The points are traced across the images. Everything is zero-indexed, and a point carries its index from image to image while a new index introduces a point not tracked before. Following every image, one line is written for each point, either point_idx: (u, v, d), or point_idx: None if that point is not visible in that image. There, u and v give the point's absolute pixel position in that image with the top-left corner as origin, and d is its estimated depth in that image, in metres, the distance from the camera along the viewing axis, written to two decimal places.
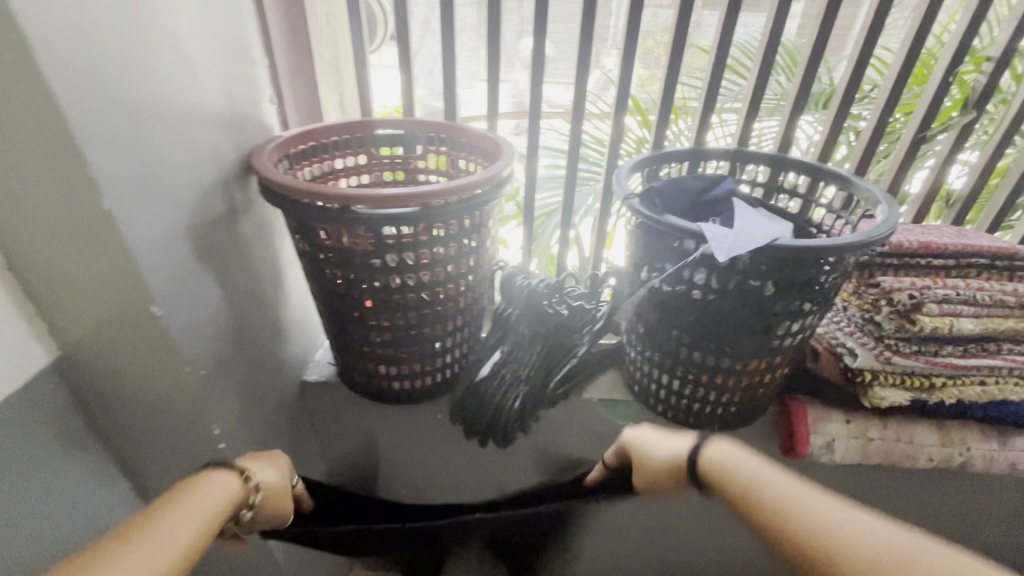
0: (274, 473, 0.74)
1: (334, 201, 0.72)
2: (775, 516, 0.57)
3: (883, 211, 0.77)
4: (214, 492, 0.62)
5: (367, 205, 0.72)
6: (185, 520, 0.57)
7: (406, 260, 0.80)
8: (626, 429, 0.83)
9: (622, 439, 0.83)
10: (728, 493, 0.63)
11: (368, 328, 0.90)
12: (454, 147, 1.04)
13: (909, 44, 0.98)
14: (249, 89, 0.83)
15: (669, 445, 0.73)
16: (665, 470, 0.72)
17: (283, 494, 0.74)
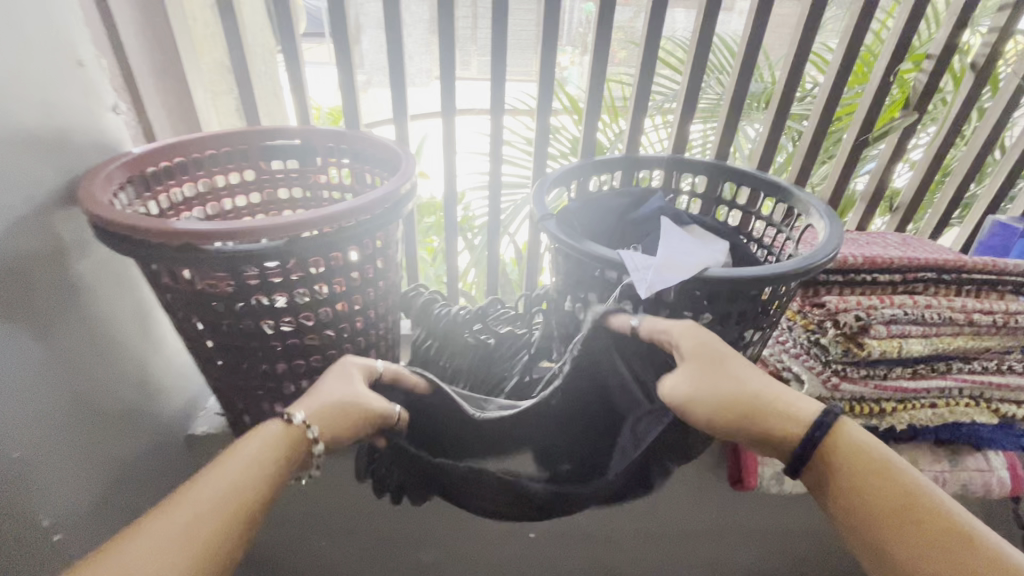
0: (337, 390, 0.61)
1: (172, 239, 0.56)
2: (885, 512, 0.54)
3: (824, 227, 0.68)
4: (231, 466, 0.51)
5: (220, 241, 0.57)
6: (183, 520, 0.47)
7: (278, 302, 0.66)
8: (694, 326, 0.61)
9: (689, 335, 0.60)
10: (845, 486, 0.56)
11: (243, 381, 0.75)
12: (357, 160, 0.91)
13: (847, 40, 0.91)
14: (80, 98, 0.68)
15: (778, 392, 0.60)
16: (747, 408, 0.58)
17: (354, 413, 0.61)
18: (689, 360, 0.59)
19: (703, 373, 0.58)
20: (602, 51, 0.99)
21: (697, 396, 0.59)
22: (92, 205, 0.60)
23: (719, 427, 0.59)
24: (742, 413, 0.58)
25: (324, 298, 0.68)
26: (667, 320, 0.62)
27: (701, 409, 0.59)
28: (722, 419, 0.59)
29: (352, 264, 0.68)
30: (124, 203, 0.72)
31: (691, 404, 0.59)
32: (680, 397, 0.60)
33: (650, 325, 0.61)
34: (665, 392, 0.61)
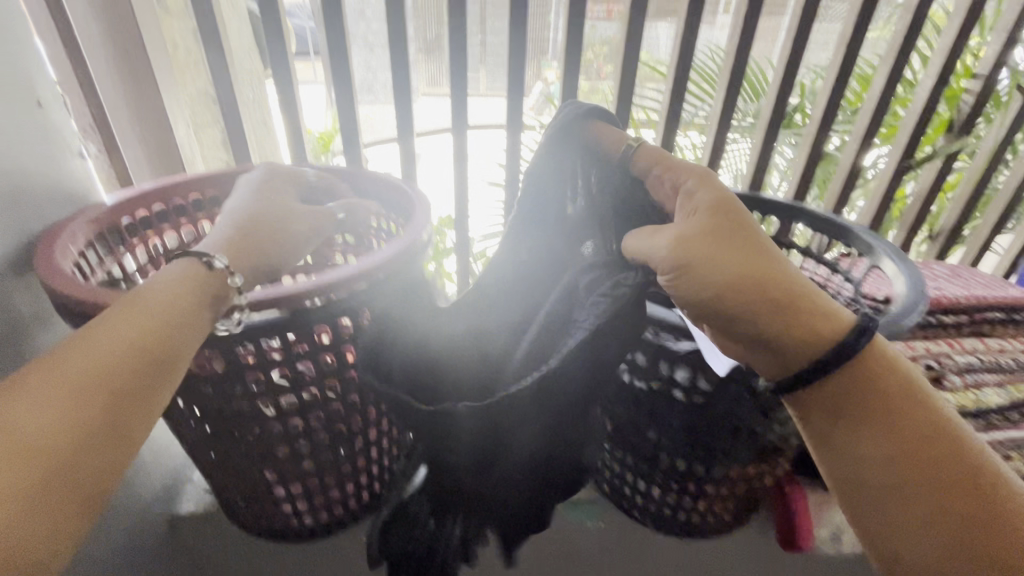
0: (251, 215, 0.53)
1: None
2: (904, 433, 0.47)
3: (898, 269, 0.60)
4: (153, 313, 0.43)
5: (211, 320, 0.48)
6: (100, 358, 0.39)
7: (278, 381, 0.56)
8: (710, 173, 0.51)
9: (703, 180, 0.51)
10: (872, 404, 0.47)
11: (238, 467, 0.64)
12: (360, 200, 0.81)
13: (891, 56, 0.84)
14: (41, 144, 0.59)
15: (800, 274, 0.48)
16: (769, 273, 0.46)
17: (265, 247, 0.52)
18: (709, 212, 0.48)
19: (721, 226, 0.47)
20: (624, 73, 0.91)
21: (711, 255, 0.46)
22: (54, 278, 0.50)
23: (728, 296, 0.46)
24: (761, 288, 0.45)
25: (329, 371, 0.58)
26: (681, 171, 0.53)
27: (711, 272, 0.45)
28: (736, 290, 0.45)
29: (365, 329, 0.58)
30: (94, 263, 0.62)
31: (703, 266, 0.46)
32: (688, 257, 0.46)
33: (648, 147, 0.56)
34: (662, 251, 0.47)
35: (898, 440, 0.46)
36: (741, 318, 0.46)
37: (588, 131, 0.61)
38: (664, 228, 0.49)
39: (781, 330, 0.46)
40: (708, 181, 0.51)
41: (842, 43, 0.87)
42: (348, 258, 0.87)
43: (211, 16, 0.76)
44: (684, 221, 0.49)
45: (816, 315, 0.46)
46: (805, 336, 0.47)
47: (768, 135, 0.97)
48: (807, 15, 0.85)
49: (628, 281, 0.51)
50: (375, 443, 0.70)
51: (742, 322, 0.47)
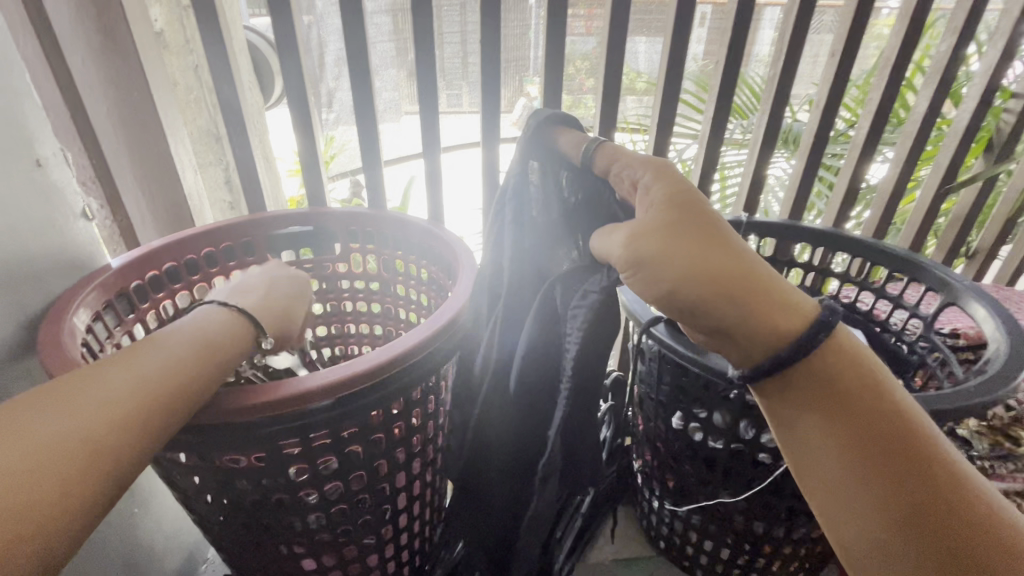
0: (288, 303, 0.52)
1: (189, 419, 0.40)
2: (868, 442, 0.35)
3: (987, 311, 0.56)
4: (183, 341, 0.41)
5: (242, 410, 0.42)
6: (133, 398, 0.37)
7: (323, 470, 0.49)
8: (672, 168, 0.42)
9: (665, 176, 0.42)
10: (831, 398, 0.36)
11: (272, 557, 0.57)
12: (384, 245, 0.74)
13: (934, 82, 0.83)
14: (41, 206, 0.52)
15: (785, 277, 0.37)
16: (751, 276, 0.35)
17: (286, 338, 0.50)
18: (664, 207, 0.38)
19: (681, 221, 0.37)
20: (662, 100, 0.88)
21: (672, 249, 0.36)
22: (64, 368, 0.43)
23: (685, 297, 0.36)
24: (721, 287, 0.35)
25: (379, 451, 0.52)
26: (638, 167, 0.45)
27: (663, 268, 0.36)
28: (697, 288, 0.35)
29: (415, 403, 0.53)
30: (103, 336, 0.55)
31: (656, 263, 0.36)
32: (639, 254, 0.37)
33: (610, 146, 0.49)
34: (616, 249, 0.39)
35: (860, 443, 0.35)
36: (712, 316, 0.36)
37: (554, 137, 0.54)
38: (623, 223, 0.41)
39: (754, 332, 0.36)
40: (670, 176, 0.41)
41: (883, 68, 0.86)
42: (371, 305, 0.80)
43: (227, 54, 0.70)
44: (641, 215, 0.40)
45: (791, 316, 0.36)
46: (784, 340, 0.36)
47: (807, 159, 0.94)
48: (848, 38, 0.83)
49: (595, 287, 0.52)
50: (417, 517, 0.64)
51: (711, 324, 0.36)
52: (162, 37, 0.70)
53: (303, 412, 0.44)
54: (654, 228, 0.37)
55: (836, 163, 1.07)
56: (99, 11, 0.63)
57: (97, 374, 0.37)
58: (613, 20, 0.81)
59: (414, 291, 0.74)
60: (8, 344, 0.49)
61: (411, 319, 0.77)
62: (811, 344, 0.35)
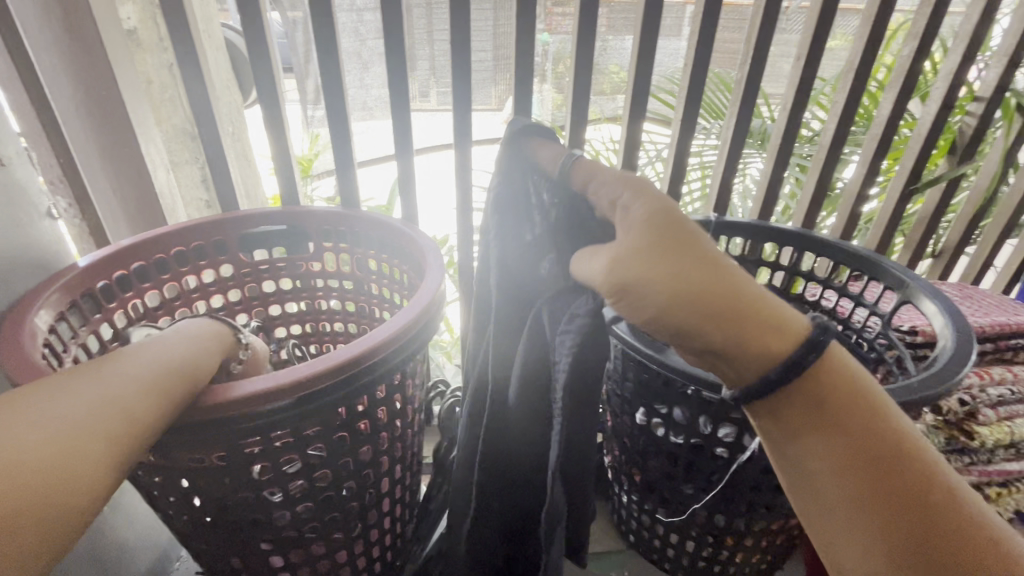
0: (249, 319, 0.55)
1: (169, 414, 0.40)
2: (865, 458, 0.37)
3: (935, 308, 0.59)
4: (166, 344, 0.44)
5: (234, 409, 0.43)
6: (96, 400, 0.38)
7: (286, 467, 0.50)
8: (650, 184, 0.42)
9: (646, 193, 0.41)
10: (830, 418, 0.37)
11: (240, 554, 0.57)
12: (357, 244, 0.75)
13: (898, 85, 0.85)
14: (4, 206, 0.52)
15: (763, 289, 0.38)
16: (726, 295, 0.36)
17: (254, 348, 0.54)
18: (644, 228, 0.38)
19: (660, 241, 0.37)
20: (633, 100, 0.89)
21: (651, 273, 0.36)
22: (23, 371, 0.43)
23: (673, 316, 0.36)
24: (706, 307, 0.36)
25: (344, 450, 0.53)
26: (616, 183, 0.44)
27: (647, 292, 0.37)
28: (678, 309, 0.36)
29: (379, 401, 0.54)
30: (67, 336, 0.56)
31: (639, 287, 0.37)
32: (623, 278, 0.37)
33: (587, 160, 0.48)
34: (598, 274, 0.39)
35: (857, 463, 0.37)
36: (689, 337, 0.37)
37: (536, 151, 0.55)
38: (605, 245, 0.41)
39: (738, 350, 0.37)
40: (648, 193, 0.41)
41: (848, 70, 0.88)
42: (345, 304, 0.81)
43: (197, 54, 0.70)
44: (621, 235, 0.40)
45: (767, 330, 0.37)
46: (772, 357, 0.37)
47: (776, 159, 0.96)
48: (814, 41, 0.85)
49: (582, 310, 0.49)
50: (388, 513, 0.65)
51: (699, 343, 0.37)
52: (134, 35, 0.69)
53: (263, 411, 0.44)
54: (637, 251, 0.37)
55: (807, 163, 1.09)
56: (66, 9, 0.63)
57: (60, 378, 0.38)
58: (584, 21, 0.83)
59: (386, 290, 0.75)
60: None
61: (384, 317, 0.78)
62: (801, 363, 0.37)
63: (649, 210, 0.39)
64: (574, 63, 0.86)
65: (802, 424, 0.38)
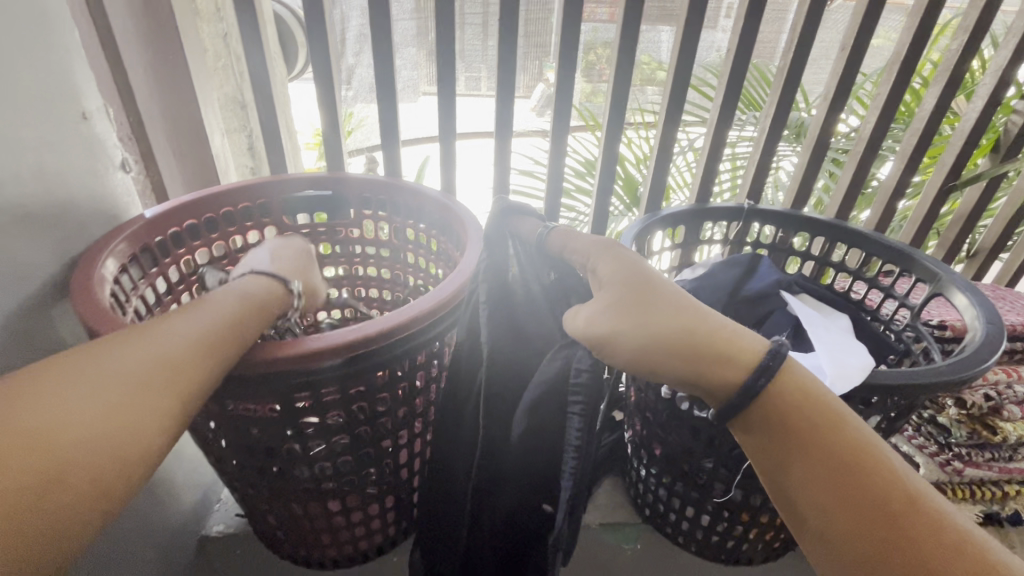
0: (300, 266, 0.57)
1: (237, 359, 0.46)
2: (833, 465, 0.40)
3: (970, 301, 0.59)
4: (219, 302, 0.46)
5: (287, 361, 0.46)
6: (151, 362, 0.39)
7: (331, 420, 0.53)
8: (619, 252, 0.50)
9: (619, 261, 0.49)
10: (793, 432, 0.42)
11: (284, 499, 0.62)
12: (397, 214, 0.78)
13: (943, 79, 0.84)
14: (82, 160, 0.57)
15: (728, 334, 0.44)
16: (684, 343, 0.44)
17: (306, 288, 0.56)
18: (614, 288, 0.47)
19: (627, 300, 0.46)
20: (672, 88, 0.90)
21: (621, 328, 0.45)
22: (90, 311, 0.47)
23: (646, 359, 0.45)
24: (675, 345, 0.44)
25: (383, 406, 0.55)
26: (600, 255, 0.51)
27: (619, 344, 0.45)
28: (651, 354, 0.44)
29: (418, 362, 0.56)
30: (129, 287, 0.60)
31: (612, 343, 0.45)
32: (596, 334, 0.45)
33: (562, 230, 0.56)
34: (577, 329, 0.47)
35: (823, 473, 0.41)
36: (665, 374, 0.45)
37: (515, 226, 0.60)
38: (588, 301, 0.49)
39: (714, 379, 0.44)
40: (619, 263, 0.49)
41: (892, 64, 0.87)
42: (381, 271, 0.84)
43: (257, 25, 0.73)
44: (601, 293, 0.48)
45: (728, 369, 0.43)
46: (734, 387, 0.44)
47: (812, 152, 0.96)
48: (860, 33, 0.84)
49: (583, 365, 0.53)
50: (418, 473, 0.68)
51: (671, 379, 0.45)
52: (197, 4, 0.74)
53: (314, 365, 0.47)
54: (607, 311, 0.46)
55: (843, 160, 1.09)
56: None
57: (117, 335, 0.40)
58: (629, 7, 0.84)
59: (423, 260, 0.78)
60: (49, 282, 0.53)
61: (419, 287, 0.81)
62: (752, 388, 0.43)
63: (622, 275, 0.48)
64: (616, 48, 0.87)
65: (768, 447, 0.44)
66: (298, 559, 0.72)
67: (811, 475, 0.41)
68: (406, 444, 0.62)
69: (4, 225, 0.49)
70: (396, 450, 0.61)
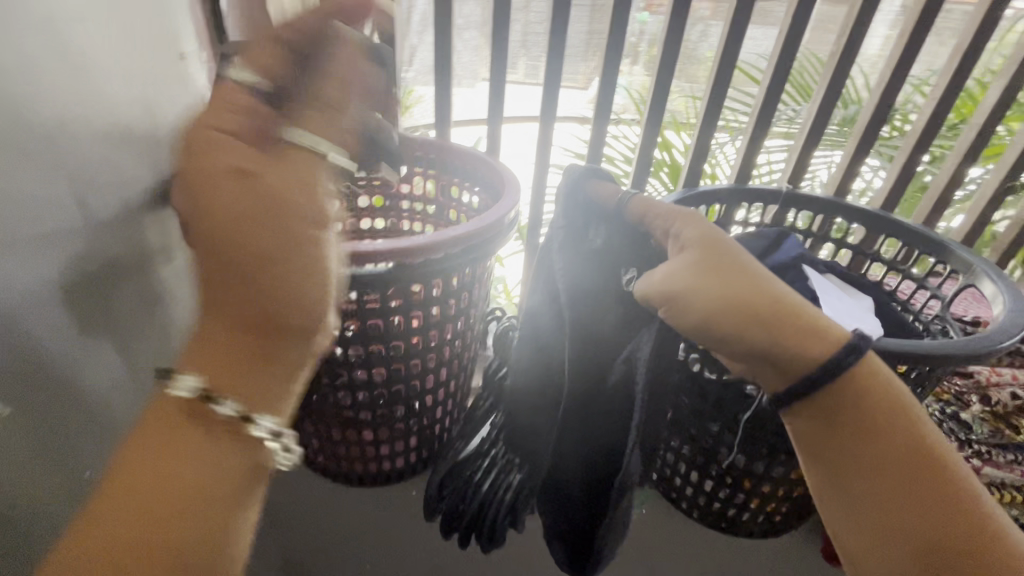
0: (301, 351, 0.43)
1: None
2: (894, 453, 0.47)
3: (997, 290, 0.59)
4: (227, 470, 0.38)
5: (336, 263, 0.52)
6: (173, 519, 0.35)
7: (371, 330, 0.59)
8: (698, 221, 0.54)
9: (702, 234, 0.53)
10: (868, 422, 0.47)
11: (324, 405, 0.68)
12: (444, 171, 0.83)
13: (1010, 71, 0.81)
14: (177, 92, 0.64)
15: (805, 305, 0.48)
16: (763, 306, 0.48)
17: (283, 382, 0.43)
18: (695, 253, 0.52)
19: (708, 263, 0.50)
20: (719, 72, 0.90)
21: (703, 289, 0.49)
22: None
23: (718, 319, 0.49)
24: (759, 314, 0.48)
25: (416, 327, 0.61)
26: (676, 219, 0.56)
27: (698, 303, 0.49)
28: (728, 314, 0.48)
29: (450, 294, 0.61)
30: None
31: (687, 301, 0.50)
32: (674, 294, 0.50)
33: (641, 197, 0.60)
34: (655, 287, 0.52)
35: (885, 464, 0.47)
36: (740, 335, 0.49)
37: (592, 189, 0.65)
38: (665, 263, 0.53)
39: (788, 348, 0.48)
40: (702, 235, 0.53)
41: (952, 56, 0.84)
42: (425, 228, 0.90)
43: None
44: (681, 258, 0.52)
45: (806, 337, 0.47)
46: (818, 361, 0.47)
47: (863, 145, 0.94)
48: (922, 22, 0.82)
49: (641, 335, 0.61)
50: (440, 404, 0.74)
51: (740, 343, 0.49)
52: None
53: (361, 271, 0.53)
54: (689, 277, 0.50)
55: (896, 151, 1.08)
56: None
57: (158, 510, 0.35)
58: None
59: (464, 217, 0.84)
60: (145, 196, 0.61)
61: None
62: (839, 364, 0.47)
63: (708, 246, 0.51)
64: (664, 30, 0.89)
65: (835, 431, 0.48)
66: (328, 471, 0.79)
67: (876, 462, 0.47)
68: (436, 369, 0.68)
69: (115, 144, 0.56)
70: (427, 371, 0.67)
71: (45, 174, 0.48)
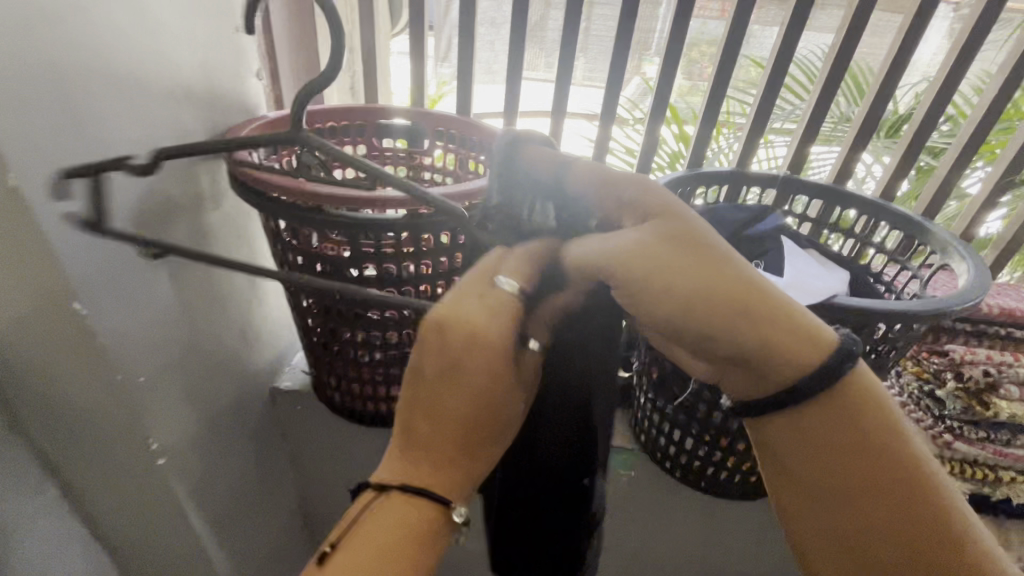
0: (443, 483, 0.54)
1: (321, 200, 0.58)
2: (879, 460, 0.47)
3: (966, 266, 0.63)
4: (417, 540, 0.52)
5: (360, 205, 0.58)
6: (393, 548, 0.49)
7: (386, 273, 0.66)
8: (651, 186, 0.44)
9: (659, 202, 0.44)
10: (861, 428, 0.47)
11: (342, 344, 0.75)
12: (464, 145, 0.91)
13: (1008, 68, 0.83)
14: (231, 61, 0.74)
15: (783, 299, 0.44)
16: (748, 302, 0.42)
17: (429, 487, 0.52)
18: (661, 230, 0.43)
19: (680, 244, 0.43)
20: (723, 63, 0.95)
21: (679, 279, 0.42)
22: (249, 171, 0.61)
23: (700, 312, 0.42)
24: (739, 305, 0.42)
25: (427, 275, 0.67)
26: (630, 189, 0.44)
27: (674, 293, 0.42)
28: (711, 307, 0.42)
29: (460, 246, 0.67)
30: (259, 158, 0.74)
31: (664, 289, 0.42)
32: (642, 280, 0.42)
33: (586, 163, 0.45)
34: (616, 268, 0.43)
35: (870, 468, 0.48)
36: (722, 331, 0.43)
37: (528, 152, 0.46)
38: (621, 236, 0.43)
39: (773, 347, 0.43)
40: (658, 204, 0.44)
41: (949, 52, 0.86)
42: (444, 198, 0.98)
43: None
44: (641, 233, 0.43)
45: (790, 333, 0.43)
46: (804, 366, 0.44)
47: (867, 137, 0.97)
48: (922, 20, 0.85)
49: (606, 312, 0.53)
50: None
51: (721, 338, 0.43)
52: None
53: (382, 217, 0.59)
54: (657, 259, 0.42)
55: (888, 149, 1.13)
56: None
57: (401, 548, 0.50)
58: None
59: None
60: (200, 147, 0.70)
61: None
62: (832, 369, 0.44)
63: (668, 220, 0.43)
64: (676, 23, 0.95)
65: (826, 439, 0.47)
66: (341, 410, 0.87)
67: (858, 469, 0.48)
68: None
69: (178, 100, 0.65)
70: None
71: (119, 120, 0.57)
